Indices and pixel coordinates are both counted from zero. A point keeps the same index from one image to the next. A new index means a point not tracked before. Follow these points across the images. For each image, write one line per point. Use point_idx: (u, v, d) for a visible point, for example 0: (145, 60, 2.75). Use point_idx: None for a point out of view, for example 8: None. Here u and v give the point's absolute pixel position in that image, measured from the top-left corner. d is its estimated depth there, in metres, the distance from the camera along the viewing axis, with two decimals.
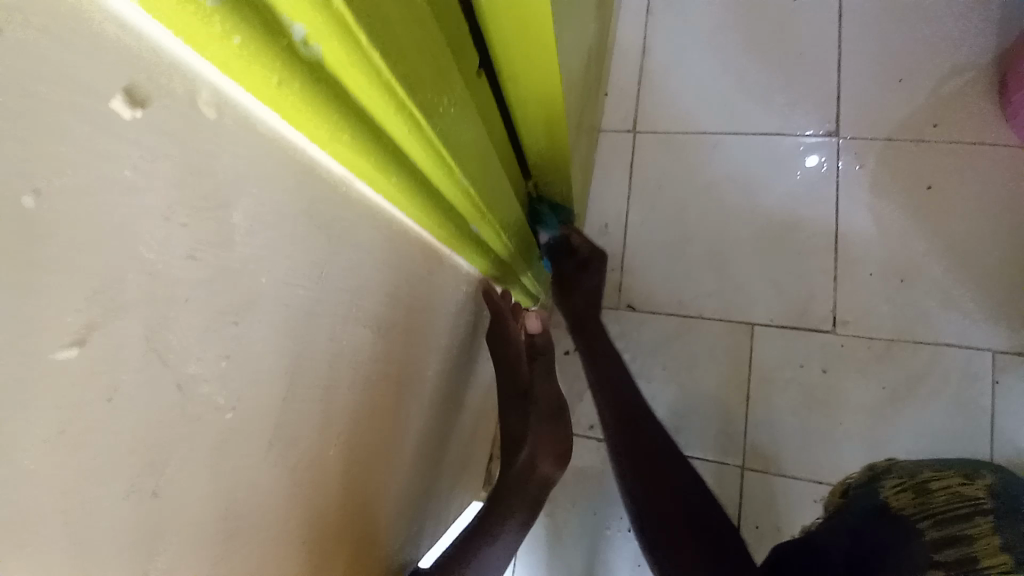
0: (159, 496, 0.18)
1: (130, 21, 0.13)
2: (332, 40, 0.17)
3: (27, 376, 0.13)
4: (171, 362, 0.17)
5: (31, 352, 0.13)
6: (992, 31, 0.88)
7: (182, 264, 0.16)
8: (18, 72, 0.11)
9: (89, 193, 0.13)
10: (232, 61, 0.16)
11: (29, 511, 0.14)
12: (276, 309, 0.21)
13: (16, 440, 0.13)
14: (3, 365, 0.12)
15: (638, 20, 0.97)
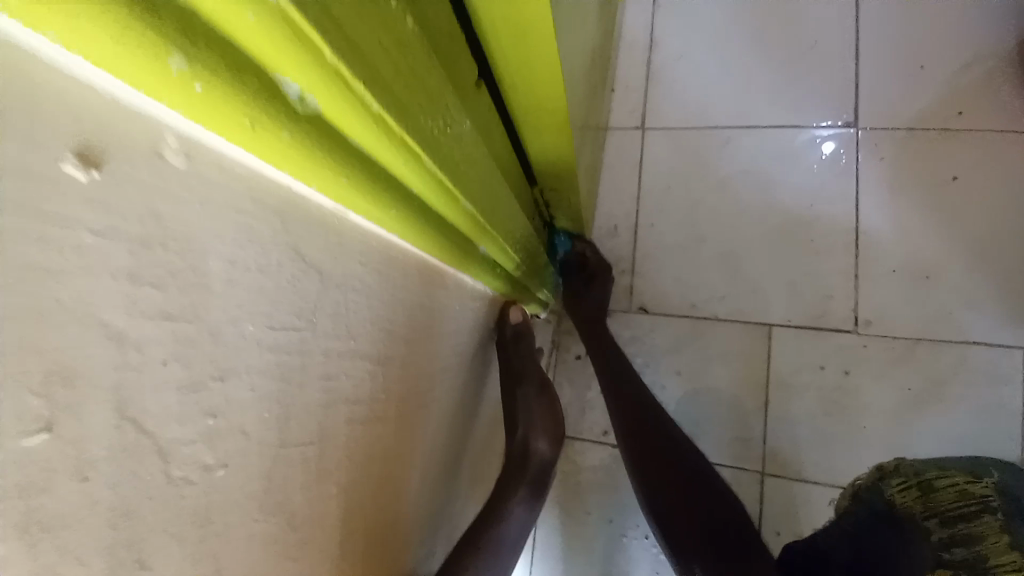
0: (148, 570, 0.16)
1: (82, 78, 0.12)
2: (308, 73, 0.16)
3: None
4: (151, 431, 0.16)
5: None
6: (1020, 11, 0.83)
7: (155, 326, 0.15)
8: None
9: (41, 266, 0.12)
10: (198, 106, 0.15)
11: None
12: (264, 357, 0.20)
13: None
14: None
15: (644, 13, 0.94)
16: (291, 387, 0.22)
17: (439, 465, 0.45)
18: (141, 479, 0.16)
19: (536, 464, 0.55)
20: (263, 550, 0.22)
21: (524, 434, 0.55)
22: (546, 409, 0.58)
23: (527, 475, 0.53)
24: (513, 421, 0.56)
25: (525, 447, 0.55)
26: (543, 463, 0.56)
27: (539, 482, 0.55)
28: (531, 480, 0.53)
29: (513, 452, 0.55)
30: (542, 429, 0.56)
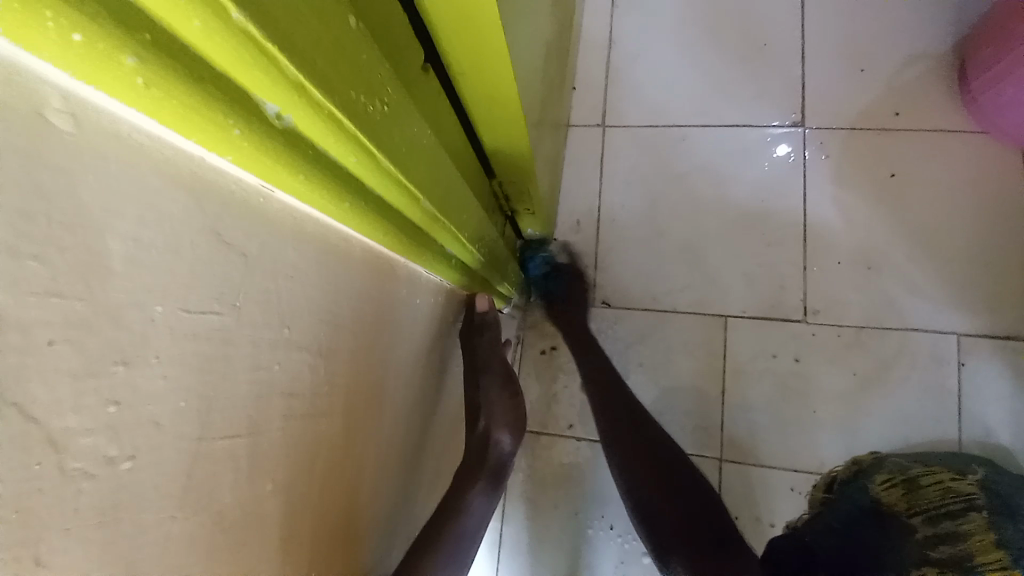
0: (39, 571, 0.15)
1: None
2: (223, 37, 0.15)
3: None
4: (40, 418, 0.14)
5: None
6: (949, 19, 0.90)
7: (39, 304, 0.14)
8: None
9: None
10: (86, 67, 0.14)
11: None
12: (181, 340, 0.19)
13: None
14: None
15: (603, 12, 0.96)
16: (214, 374, 0.21)
17: (395, 462, 0.43)
18: (32, 471, 0.14)
19: (495, 457, 0.53)
20: (184, 548, 0.21)
21: (486, 426, 0.54)
22: (509, 404, 0.56)
23: (486, 470, 0.52)
24: (474, 414, 0.55)
25: (485, 439, 0.53)
26: (502, 457, 0.54)
27: (496, 474, 0.53)
28: (490, 474, 0.52)
29: (472, 444, 0.54)
30: (503, 421, 0.55)
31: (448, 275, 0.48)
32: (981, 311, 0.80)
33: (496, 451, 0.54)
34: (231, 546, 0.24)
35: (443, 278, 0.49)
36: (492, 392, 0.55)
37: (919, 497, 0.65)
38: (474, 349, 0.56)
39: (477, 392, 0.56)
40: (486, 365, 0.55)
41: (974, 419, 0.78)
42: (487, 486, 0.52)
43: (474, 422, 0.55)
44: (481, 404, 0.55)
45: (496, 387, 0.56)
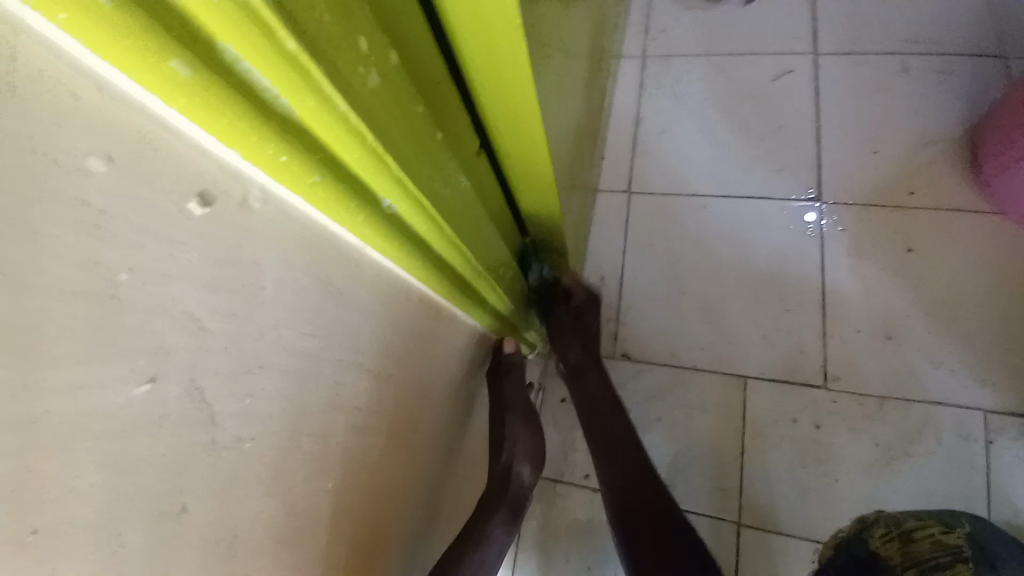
0: (184, 517, 0.21)
1: (205, 143, 0.19)
2: (359, 153, 0.23)
3: (112, 409, 0.17)
4: (205, 402, 0.21)
5: (115, 388, 0.17)
6: (958, 109, 0.96)
7: (215, 321, 0.20)
8: (124, 197, 0.16)
9: (160, 272, 0.18)
10: (278, 171, 0.22)
11: (91, 519, 0.17)
12: (289, 355, 0.25)
13: (91, 458, 0.17)
14: (98, 398, 0.16)
15: (631, 92, 1.07)
16: (304, 385, 0.27)
17: (422, 487, 0.48)
18: (193, 438, 0.20)
19: (517, 489, 0.57)
20: (266, 525, 0.26)
21: (509, 459, 0.58)
22: (531, 438, 0.60)
23: (506, 503, 0.55)
24: (498, 448, 0.59)
25: (508, 470, 0.57)
26: (523, 489, 0.58)
27: (518, 509, 0.57)
28: (510, 507, 0.55)
29: (494, 476, 0.58)
30: (525, 455, 0.58)
31: (483, 320, 0.54)
32: (1007, 388, 0.80)
33: (518, 482, 0.57)
34: (293, 533, 0.29)
35: (478, 322, 0.55)
36: (515, 428, 0.59)
37: (915, 553, 0.62)
38: (500, 386, 0.61)
39: (501, 426, 0.60)
40: (511, 400, 0.60)
41: (1007, 500, 0.75)
42: (507, 518, 0.54)
43: (497, 455, 0.59)
44: (505, 438, 0.59)
45: (520, 422, 0.60)
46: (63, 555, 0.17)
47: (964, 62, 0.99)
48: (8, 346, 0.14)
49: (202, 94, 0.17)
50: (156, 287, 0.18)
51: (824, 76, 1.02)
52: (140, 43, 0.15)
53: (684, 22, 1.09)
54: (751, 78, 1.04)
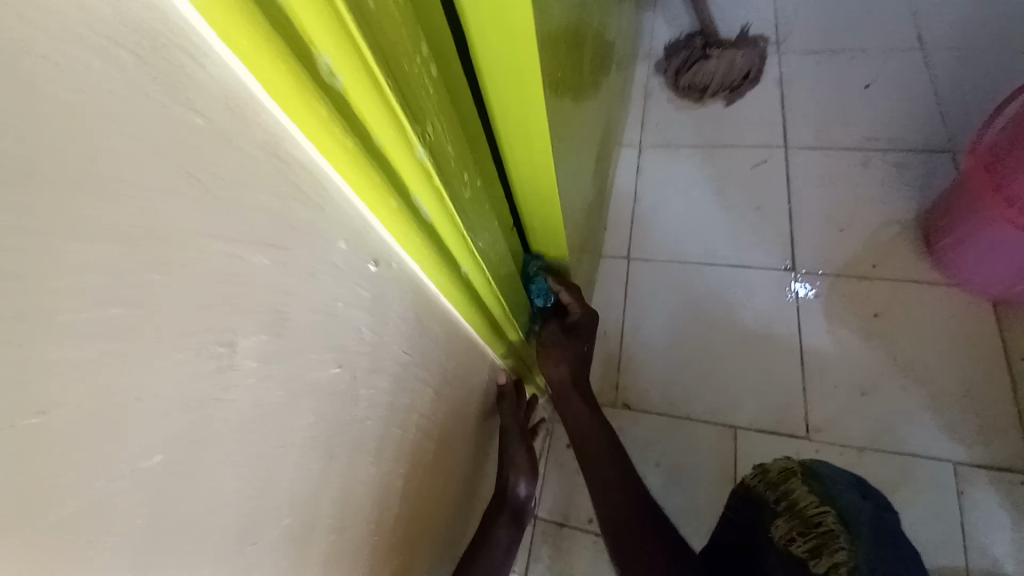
0: (331, 465, 0.33)
1: (369, 224, 0.33)
2: (451, 231, 0.37)
3: (318, 383, 0.30)
4: (352, 389, 0.34)
5: (322, 372, 0.30)
6: (912, 196, 1.12)
7: (365, 337, 0.34)
8: (347, 260, 0.31)
9: (350, 304, 0.32)
10: (411, 248, 0.36)
11: (300, 448, 0.30)
12: (392, 367, 0.38)
13: (307, 410, 0.30)
14: (315, 375, 0.30)
15: (631, 175, 1.25)
16: (396, 390, 0.39)
17: (452, 499, 0.58)
18: (344, 412, 0.33)
19: (514, 502, 0.65)
20: (364, 489, 0.37)
21: (504, 474, 0.65)
22: (525, 457, 0.65)
23: (505, 512, 0.64)
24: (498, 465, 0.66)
25: (505, 486, 0.65)
26: (521, 501, 0.65)
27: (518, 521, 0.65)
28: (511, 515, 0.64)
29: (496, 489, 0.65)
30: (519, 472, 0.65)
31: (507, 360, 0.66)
32: (975, 443, 0.89)
33: (515, 496, 0.65)
34: (375, 504, 0.40)
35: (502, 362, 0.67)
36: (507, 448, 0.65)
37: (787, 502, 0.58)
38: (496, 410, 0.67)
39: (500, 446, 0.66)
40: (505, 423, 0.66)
41: (978, 549, 0.82)
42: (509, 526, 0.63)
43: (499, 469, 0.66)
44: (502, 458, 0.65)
45: (514, 442, 0.65)
46: (289, 469, 0.29)
47: (916, 157, 1.16)
48: (300, 340, 0.28)
49: (391, 209, 0.32)
50: (347, 313, 0.32)
51: (795, 167, 1.20)
52: (360, 179, 0.30)
53: (676, 119, 1.30)
54: (732, 166, 1.22)
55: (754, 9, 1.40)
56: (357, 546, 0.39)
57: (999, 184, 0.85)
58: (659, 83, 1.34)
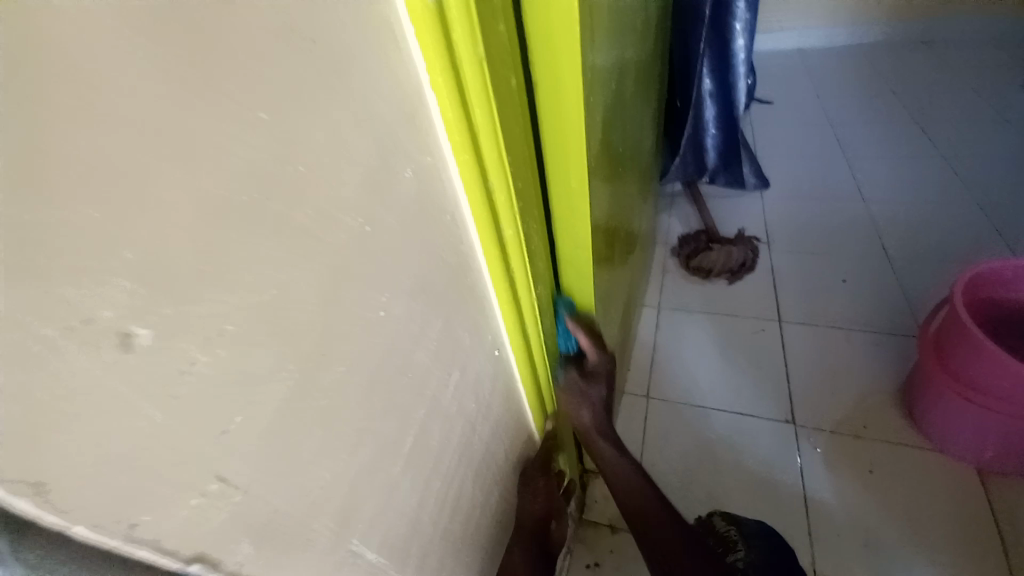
0: (454, 476, 0.55)
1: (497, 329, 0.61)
2: (535, 338, 0.64)
3: (461, 418, 0.55)
4: (471, 430, 0.57)
5: (464, 412, 0.55)
6: (890, 369, 1.34)
7: (482, 398, 0.59)
8: (488, 346, 0.58)
9: (481, 374, 0.58)
10: (514, 346, 0.63)
11: (447, 455, 0.53)
12: (487, 424, 0.62)
13: (453, 433, 0.53)
14: (462, 412, 0.54)
15: (650, 330, 1.54)
16: (486, 442, 0.62)
17: (498, 557, 0.74)
18: (466, 443, 0.56)
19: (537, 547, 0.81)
20: (464, 505, 0.58)
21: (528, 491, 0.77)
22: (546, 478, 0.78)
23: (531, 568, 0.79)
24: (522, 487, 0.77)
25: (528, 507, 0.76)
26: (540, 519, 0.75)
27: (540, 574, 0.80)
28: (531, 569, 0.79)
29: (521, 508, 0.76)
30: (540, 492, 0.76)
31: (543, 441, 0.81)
32: None
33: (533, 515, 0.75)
34: (466, 521, 0.60)
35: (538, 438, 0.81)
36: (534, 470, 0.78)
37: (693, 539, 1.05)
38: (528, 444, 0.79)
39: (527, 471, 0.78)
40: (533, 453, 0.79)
41: None
42: None
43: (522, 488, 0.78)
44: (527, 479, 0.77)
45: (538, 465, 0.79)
46: (442, 467, 0.52)
47: (890, 336, 1.41)
48: (460, 389, 0.53)
49: (512, 324, 0.60)
50: (479, 380, 0.57)
51: (788, 337, 1.46)
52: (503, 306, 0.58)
53: (688, 291, 1.64)
54: (735, 331, 1.50)
55: (747, 217, 1.85)
56: (455, 547, 0.58)
57: (943, 359, 1.07)
58: (674, 263, 1.73)
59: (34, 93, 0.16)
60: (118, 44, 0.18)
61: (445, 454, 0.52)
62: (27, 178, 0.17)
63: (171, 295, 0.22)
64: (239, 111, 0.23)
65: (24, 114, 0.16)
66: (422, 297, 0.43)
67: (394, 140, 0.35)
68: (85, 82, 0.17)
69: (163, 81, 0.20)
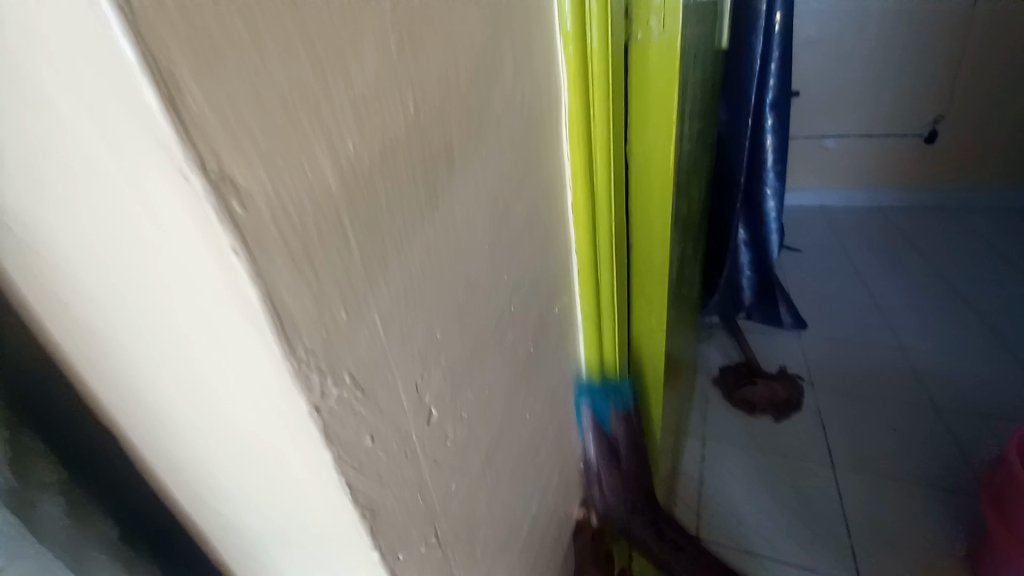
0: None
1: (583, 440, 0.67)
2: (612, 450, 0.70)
3: (554, 523, 0.59)
4: (559, 537, 0.62)
5: (557, 517, 0.60)
6: (959, 531, 1.26)
7: (569, 505, 0.64)
8: (578, 455, 0.66)
9: (571, 484, 0.64)
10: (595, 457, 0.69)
11: (542, 560, 0.57)
12: (569, 534, 0.66)
13: (549, 538, 0.58)
14: (557, 517, 0.60)
15: (695, 461, 1.52)
16: (566, 554, 0.65)
17: None
18: (554, 551, 0.61)
19: None
20: None
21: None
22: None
23: None
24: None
25: None
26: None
27: None
28: None
29: None
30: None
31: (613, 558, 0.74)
32: None
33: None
34: None
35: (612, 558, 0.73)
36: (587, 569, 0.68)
37: None
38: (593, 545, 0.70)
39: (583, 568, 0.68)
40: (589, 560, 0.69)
41: None
42: None
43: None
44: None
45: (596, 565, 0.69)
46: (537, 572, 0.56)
47: (954, 493, 1.35)
48: (558, 495, 0.60)
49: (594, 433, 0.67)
50: (570, 487, 0.63)
51: (844, 485, 1.41)
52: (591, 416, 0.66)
53: (732, 424, 1.63)
54: (786, 472, 1.46)
55: (787, 356, 1.90)
56: None
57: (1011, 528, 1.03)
58: (717, 394, 1.75)
59: (398, 242, 0.26)
60: (429, 206, 0.28)
61: (541, 559, 0.56)
62: (385, 291, 0.26)
63: (449, 385, 0.33)
64: (466, 239, 0.33)
65: (394, 254, 0.26)
66: (549, 406, 0.52)
67: (552, 284, 0.49)
68: (415, 230, 0.27)
69: (441, 223, 0.30)
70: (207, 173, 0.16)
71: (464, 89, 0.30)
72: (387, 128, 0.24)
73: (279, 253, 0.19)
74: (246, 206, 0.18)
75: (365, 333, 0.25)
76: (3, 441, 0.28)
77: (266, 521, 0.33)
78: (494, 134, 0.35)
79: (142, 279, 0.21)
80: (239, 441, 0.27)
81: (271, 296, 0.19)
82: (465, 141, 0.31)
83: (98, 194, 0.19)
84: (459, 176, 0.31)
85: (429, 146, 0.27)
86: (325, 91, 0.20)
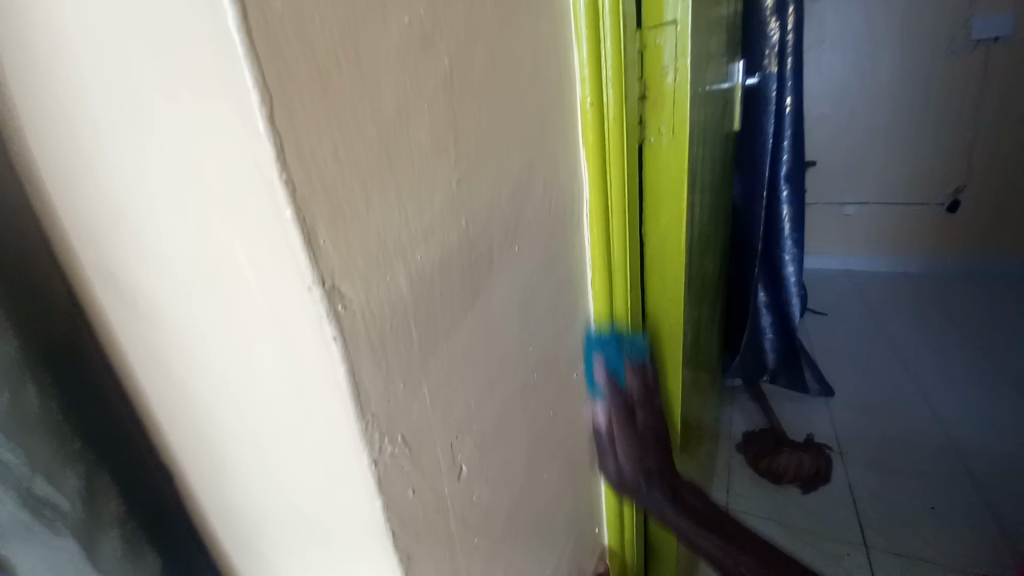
0: None
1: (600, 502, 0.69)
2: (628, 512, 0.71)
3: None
4: None
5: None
6: None
7: (584, 571, 0.65)
8: (593, 520, 0.67)
9: (586, 550, 0.65)
10: (612, 518, 0.71)
11: None
12: None
13: None
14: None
15: None
16: None
17: None
18: None
19: None
20: None
21: None
22: None
23: None
24: None
25: None
26: None
27: None
28: None
29: None
30: None
31: None
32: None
33: None
34: None
35: None
36: None
37: None
38: None
39: None
40: None
41: None
42: None
43: None
44: None
45: None
46: None
47: None
48: (573, 559, 0.61)
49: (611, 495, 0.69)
50: (584, 551, 0.64)
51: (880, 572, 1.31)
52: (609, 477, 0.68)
53: (757, 496, 1.57)
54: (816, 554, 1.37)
55: (815, 425, 1.84)
56: None
57: None
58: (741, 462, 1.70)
59: (447, 324, 0.32)
60: (472, 295, 0.35)
61: None
62: (437, 365, 0.32)
63: (478, 450, 0.38)
64: (500, 320, 0.39)
65: (445, 334, 0.32)
66: (565, 469, 0.55)
67: (570, 353, 0.54)
68: (461, 314, 0.34)
69: (481, 309, 0.36)
70: (324, 287, 0.23)
71: (502, 202, 0.38)
72: (444, 239, 0.32)
73: (363, 341, 0.26)
74: (345, 308, 0.24)
75: (418, 402, 0.30)
76: (81, 479, 0.33)
77: (309, 562, 0.37)
78: (524, 231, 0.42)
79: (246, 350, 0.28)
80: (294, 487, 0.32)
81: (354, 375, 0.25)
82: (503, 240, 0.39)
83: (226, 289, 0.26)
84: (497, 269, 0.38)
85: (473, 249, 0.35)
86: (402, 221, 0.28)
